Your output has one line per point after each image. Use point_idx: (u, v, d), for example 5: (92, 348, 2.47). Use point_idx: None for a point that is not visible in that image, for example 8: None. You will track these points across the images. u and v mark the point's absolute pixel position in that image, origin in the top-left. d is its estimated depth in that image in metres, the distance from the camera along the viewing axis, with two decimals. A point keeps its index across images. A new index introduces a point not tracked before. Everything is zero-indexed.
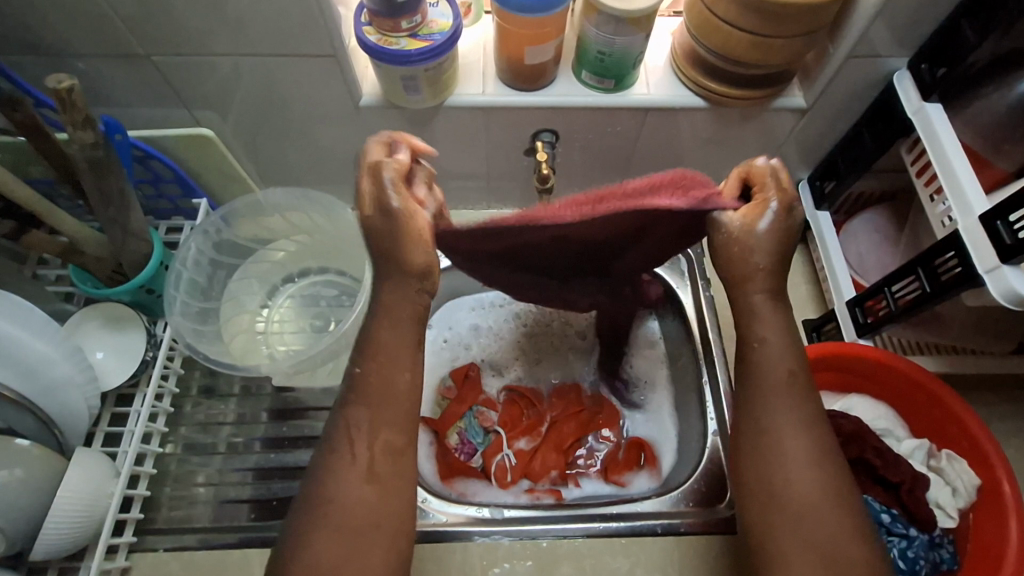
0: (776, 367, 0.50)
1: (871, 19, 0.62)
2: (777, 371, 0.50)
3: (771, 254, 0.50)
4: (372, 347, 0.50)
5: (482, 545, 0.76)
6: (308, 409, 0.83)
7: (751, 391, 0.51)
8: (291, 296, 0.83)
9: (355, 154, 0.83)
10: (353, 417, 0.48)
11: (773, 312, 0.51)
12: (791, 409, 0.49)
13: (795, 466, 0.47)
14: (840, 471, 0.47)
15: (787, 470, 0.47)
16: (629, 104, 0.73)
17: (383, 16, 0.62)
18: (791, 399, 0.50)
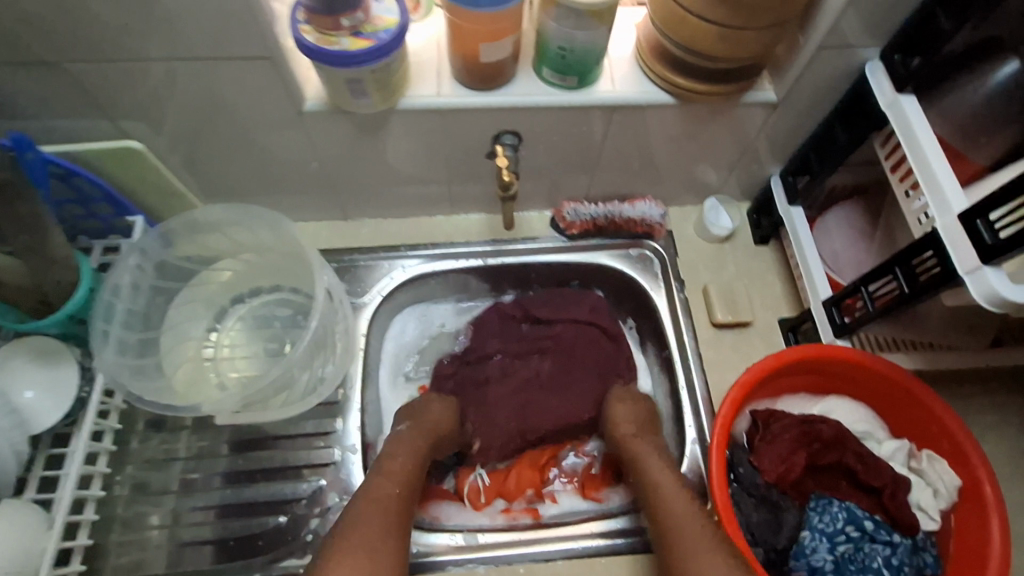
0: (666, 483, 0.68)
1: (842, 8, 0.59)
2: (669, 490, 0.67)
3: (624, 409, 0.79)
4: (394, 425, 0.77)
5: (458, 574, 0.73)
6: (267, 439, 0.78)
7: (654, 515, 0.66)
8: (241, 319, 0.78)
9: (304, 162, 0.77)
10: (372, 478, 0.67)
11: (646, 449, 0.74)
12: (676, 506, 0.66)
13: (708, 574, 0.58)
14: (734, 570, 0.57)
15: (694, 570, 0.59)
16: (594, 102, 0.69)
17: (321, 13, 0.56)
18: (688, 509, 0.64)
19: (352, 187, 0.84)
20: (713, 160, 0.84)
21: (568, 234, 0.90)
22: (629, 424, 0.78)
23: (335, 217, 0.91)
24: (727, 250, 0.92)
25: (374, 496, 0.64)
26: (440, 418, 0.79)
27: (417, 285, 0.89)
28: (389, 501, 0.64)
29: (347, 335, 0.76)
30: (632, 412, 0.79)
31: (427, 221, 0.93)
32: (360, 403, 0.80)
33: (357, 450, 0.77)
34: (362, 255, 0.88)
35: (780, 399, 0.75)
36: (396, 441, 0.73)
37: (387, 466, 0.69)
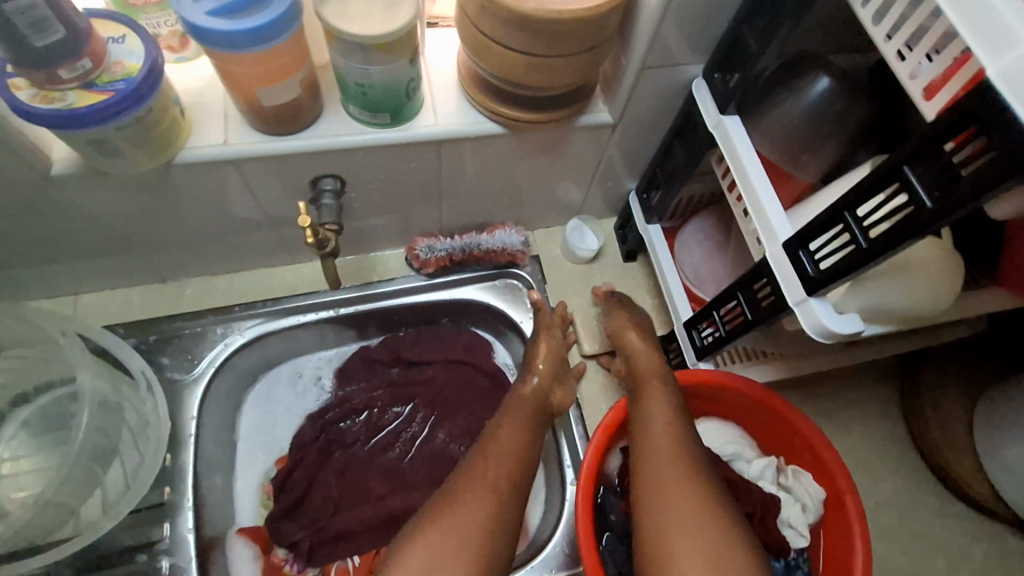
0: (659, 408, 0.63)
1: (658, 20, 0.54)
2: (657, 424, 0.62)
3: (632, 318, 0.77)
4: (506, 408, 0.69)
5: None
6: (80, 562, 0.64)
7: (642, 448, 0.60)
8: (26, 423, 0.65)
9: (83, 226, 0.64)
10: (452, 480, 0.60)
11: (650, 367, 0.69)
12: (658, 429, 0.61)
13: (689, 510, 0.53)
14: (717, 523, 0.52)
15: (665, 501, 0.55)
16: (415, 138, 0.62)
17: (29, 67, 0.45)
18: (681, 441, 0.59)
19: (162, 247, 0.72)
20: (566, 181, 0.80)
21: (424, 273, 0.83)
22: (651, 362, 0.70)
23: (153, 280, 0.78)
24: (596, 270, 0.88)
25: (469, 503, 0.57)
26: (549, 359, 0.76)
27: (262, 346, 0.79)
28: (494, 470, 0.60)
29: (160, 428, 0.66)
30: (632, 323, 0.76)
31: (268, 272, 0.83)
32: (194, 498, 0.68)
33: (192, 556, 0.66)
34: (186, 321, 0.76)
35: None
36: (491, 431, 0.66)
37: (492, 440, 0.64)
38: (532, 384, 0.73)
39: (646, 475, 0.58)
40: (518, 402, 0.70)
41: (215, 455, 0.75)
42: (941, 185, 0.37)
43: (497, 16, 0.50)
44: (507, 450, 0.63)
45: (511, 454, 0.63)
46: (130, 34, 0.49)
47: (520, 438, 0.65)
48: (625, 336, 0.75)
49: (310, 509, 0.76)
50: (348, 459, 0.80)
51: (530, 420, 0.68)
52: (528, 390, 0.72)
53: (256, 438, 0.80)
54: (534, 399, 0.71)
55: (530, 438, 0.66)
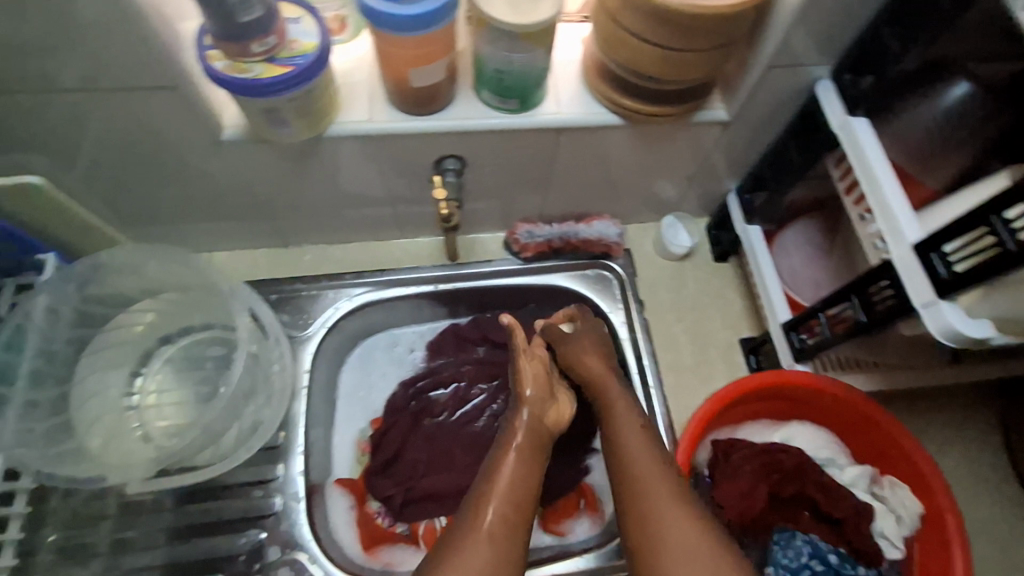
0: (623, 416, 0.63)
1: (789, 26, 0.56)
2: (626, 440, 0.60)
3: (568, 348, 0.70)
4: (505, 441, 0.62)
5: None
6: (205, 490, 0.72)
7: (626, 478, 0.57)
8: (169, 360, 0.72)
9: (231, 188, 0.72)
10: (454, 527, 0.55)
11: (607, 388, 0.66)
12: (631, 451, 0.59)
13: (687, 535, 0.51)
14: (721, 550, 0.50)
15: (652, 524, 0.53)
16: (537, 125, 0.65)
17: (227, 40, 0.51)
18: (659, 469, 0.57)
19: (289, 213, 0.79)
20: (668, 178, 0.81)
21: (522, 257, 0.87)
22: (609, 381, 0.67)
23: (275, 245, 0.86)
24: (687, 267, 0.89)
25: (470, 559, 0.51)
26: (537, 382, 0.67)
27: (368, 313, 0.85)
28: (487, 516, 0.55)
29: (283, 378, 0.72)
30: (590, 344, 0.70)
31: (374, 245, 0.88)
32: (303, 445, 0.75)
33: (300, 497, 0.72)
34: (302, 284, 0.82)
35: (743, 425, 0.72)
36: (490, 474, 0.59)
37: (490, 486, 0.57)
38: (524, 417, 0.64)
39: (631, 507, 0.55)
40: (518, 430, 0.63)
41: (320, 411, 0.81)
42: None
43: (639, 9, 0.53)
44: (506, 493, 0.57)
45: (507, 498, 0.56)
46: (305, 16, 0.55)
47: (521, 477, 0.59)
48: (585, 355, 0.69)
49: (402, 469, 0.81)
50: (437, 428, 0.84)
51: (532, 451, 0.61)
52: (519, 426, 0.63)
53: (353, 398, 0.86)
54: (530, 426, 0.63)
55: (533, 473, 0.60)
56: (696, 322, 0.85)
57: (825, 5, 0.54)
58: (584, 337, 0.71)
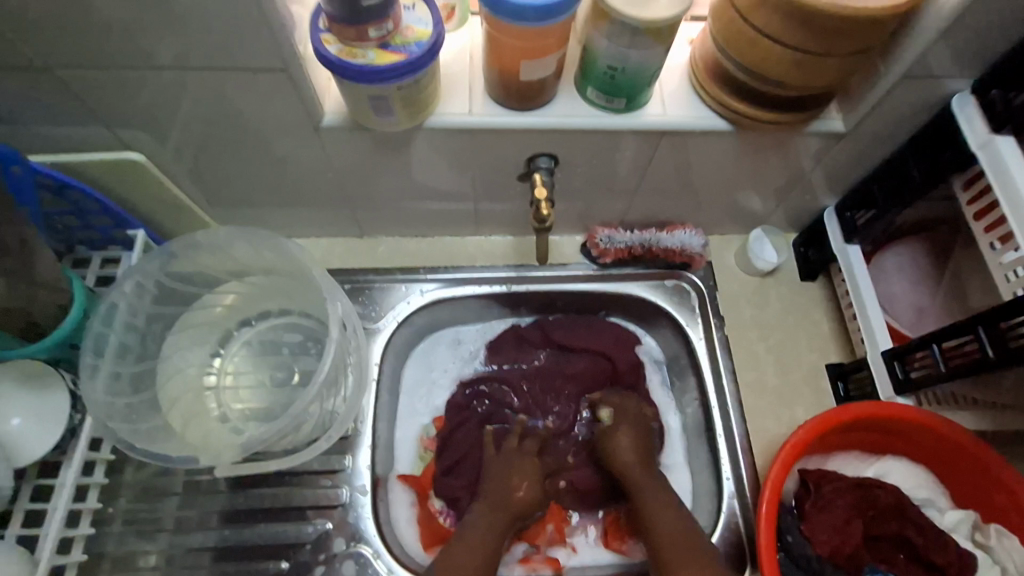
0: (650, 494, 0.70)
1: (938, 32, 0.51)
2: (663, 520, 0.67)
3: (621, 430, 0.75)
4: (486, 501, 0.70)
5: None
6: (271, 475, 0.72)
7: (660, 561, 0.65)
8: (247, 343, 0.72)
9: (320, 176, 0.72)
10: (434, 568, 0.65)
11: (637, 470, 0.72)
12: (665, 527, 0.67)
13: None
14: None
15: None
16: (641, 127, 0.62)
17: (345, 24, 0.50)
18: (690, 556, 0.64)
19: (370, 204, 0.78)
20: (762, 191, 0.77)
21: (600, 262, 0.83)
22: (636, 464, 0.73)
23: (350, 234, 0.85)
24: (771, 284, 0.85)
25: None
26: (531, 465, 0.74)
27: (439, 309, 0.83)
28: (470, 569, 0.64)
29: (359, 370, 0.71)
30: (631, 437, 0.74)
31: (447, 241, 0.87)
32: (371, 438, 0.74)
33: (367, 491, 0.72)
34: (377, 276, 0.82)
35: (834, 456, 0.68)
36: (460, 538, 0.67)
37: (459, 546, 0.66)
38: (518, 496, 0.70)
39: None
40: (496, 502, 0.70)
41: (386, 405, 0.80)
42: None
43: (777, 7, 0.50)
44: (478, 550, 0.66)
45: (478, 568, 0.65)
46: (420, 4, 0.54)
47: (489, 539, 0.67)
48: (619, 447, 0.74)
49: (467, 470, 0.78)
50: (501, 432, 0.80)
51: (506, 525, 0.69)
52: (493, 500, 0.70)
53: (414, 395, 0.84)
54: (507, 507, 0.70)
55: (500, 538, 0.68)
56: (779, 342, 0.81)
57: (980, 12, 0.50)
58: (619, 436, 0.75)
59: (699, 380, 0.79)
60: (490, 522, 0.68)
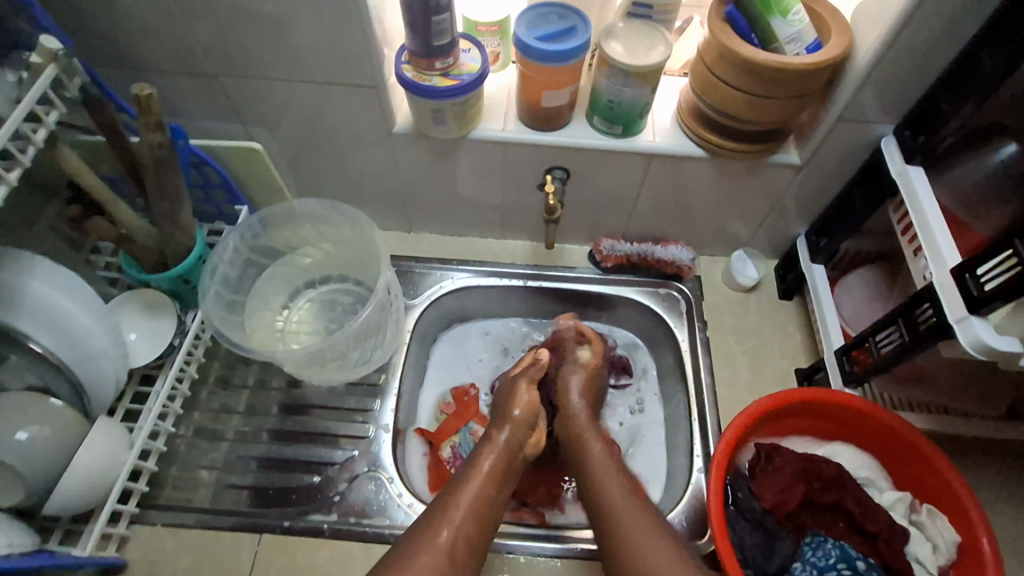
0: (602, 462, 0.73)
1: (859, 84, 0.68)
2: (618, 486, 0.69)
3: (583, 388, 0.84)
4: (484, 450, 0.74)
5: (509, 560, 0.79)
6: (315, 407, 0.88)
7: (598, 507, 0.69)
8: (311, 300, 0.90)
9: (384, 176, 0.92)
10: (431, 509, 0.68)
11: (588, 428, 0.78)
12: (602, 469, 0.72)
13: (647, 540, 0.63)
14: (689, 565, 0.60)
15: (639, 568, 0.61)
16: (635, 149, 0.80)
17: (420, 56, 0.71)
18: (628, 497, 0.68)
19: (420, 205, 0.98)
20: (741, 217, 0.93)
21: (603, 267, 0.99)
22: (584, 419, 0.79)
23: (400, 228, 1.05)
24: (752, 299, 0.98)
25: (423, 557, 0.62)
26: (527, 408, 0.79)
27: (466, 296, 1.00)
28: (457, 531, 0.64)
29: (396, 327, 0.88)
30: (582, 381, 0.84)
31: (478, 242, 1.05)
32: (397, 389, 0.89)
33: (389, 429, 0.86)
34: (419, 263, 1.00)
35: (786, 438, 0.79)
36: (463, 480, 0.70)
37: (456, 493, 0.69)
38: (503, 439, 0.75)
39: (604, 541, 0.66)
40: (495, 449, 0.74)
41: (413, 369, 0.95)
42: (1003, 297, 0.53)
43: (732, 63, 0.68)
44: (471, 501, 0.68)
45: (472, 515, 0.66)
46: (474, 48, 0.75)
47: (485, 492, 0.69)
48: (570, 395, 0.82)
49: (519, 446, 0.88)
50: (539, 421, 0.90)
51: (501, 475, 0.72)
52: (496, 449, 0.74)
53: (438, 366, 1.00)
54: (507, 451, 0.74)
55: (495, 491, 0.70)
56: (754, 347, 0.94)
57: (889, 71, 0.66)
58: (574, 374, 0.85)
59: (682, 372, 0.92)
60: (487, 466, 0.72)
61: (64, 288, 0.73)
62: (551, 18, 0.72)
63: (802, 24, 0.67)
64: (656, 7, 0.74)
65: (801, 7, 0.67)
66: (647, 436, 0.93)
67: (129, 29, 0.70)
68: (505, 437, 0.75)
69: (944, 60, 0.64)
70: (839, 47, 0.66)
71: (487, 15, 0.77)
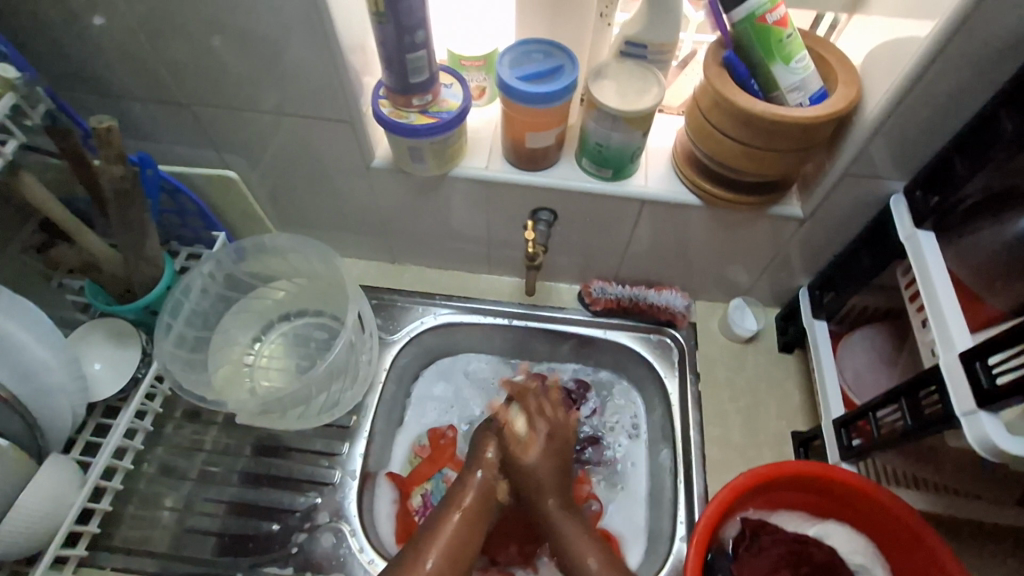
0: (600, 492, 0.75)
1: (867, 139, 0.63)
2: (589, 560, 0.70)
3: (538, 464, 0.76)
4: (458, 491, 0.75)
5: None
6: (282, 448, 0.84)
7: None
8: (284, 334, 0.86)
9: (366, 208, 0.89)
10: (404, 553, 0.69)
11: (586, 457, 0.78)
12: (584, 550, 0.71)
13: None
14: None
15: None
16: (625, 194, 0.76)
17: (397, 92, 0.67)
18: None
19: (404, 238, 0.94)
20: (740, 265, 0.87)
21: (591, 309, 0.94)
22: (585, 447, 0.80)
23: (384, 259, 1.01)
24: (749, 351, 0.92)
25: None
26: (501, 450, 0.78)
27: (448, 334, 0.95)
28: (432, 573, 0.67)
29: (368, 368, 0.84)
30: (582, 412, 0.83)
31: (464, 276, 1.01)
32: (369, 431, 0.85)
33: (356, 476, 0.82)
34: (400, 297, 0.95)
35: (777, 511, 0.73)
36: (433, 530, 0.70)
37: (431, 538, 0.69)
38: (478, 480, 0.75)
39: None
40: (472, 486, 0.75)
41: (388, 409, 0.91)
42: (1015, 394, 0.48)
43: (727, 111, 0.63)
44: (444, 543, 0.69)
45: (446, 555, 0.69)
46: (456, 83, 0.71)
47: (458, 536, 0.70)
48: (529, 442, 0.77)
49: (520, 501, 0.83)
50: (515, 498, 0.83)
51: (475, 518, 0.73)
52: (472, 489, 0.75)
53: (416, 405, 0.95)
54: (483, 490, 0.75)
55: (470, 535, 0.71)
56: (749, 405, 0.88)
57: (900, 125, 0.61)
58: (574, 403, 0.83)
59: (670, 428, 0.86)
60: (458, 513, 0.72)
61: (20, 320, 0.71)
62: (536, 56, 0.68)
63: (807, 72, 0.62)
64: (652, 47, 0.69)
65: (805, 53, 0.62)
66: (630, 493, 0.88)
67: (98, 56, 0.67)
68: (480, 477, 0.75)
69: (960, 118, 0.59)
70: (846, 98, 0.61)
71: (472, 49, 0.74)
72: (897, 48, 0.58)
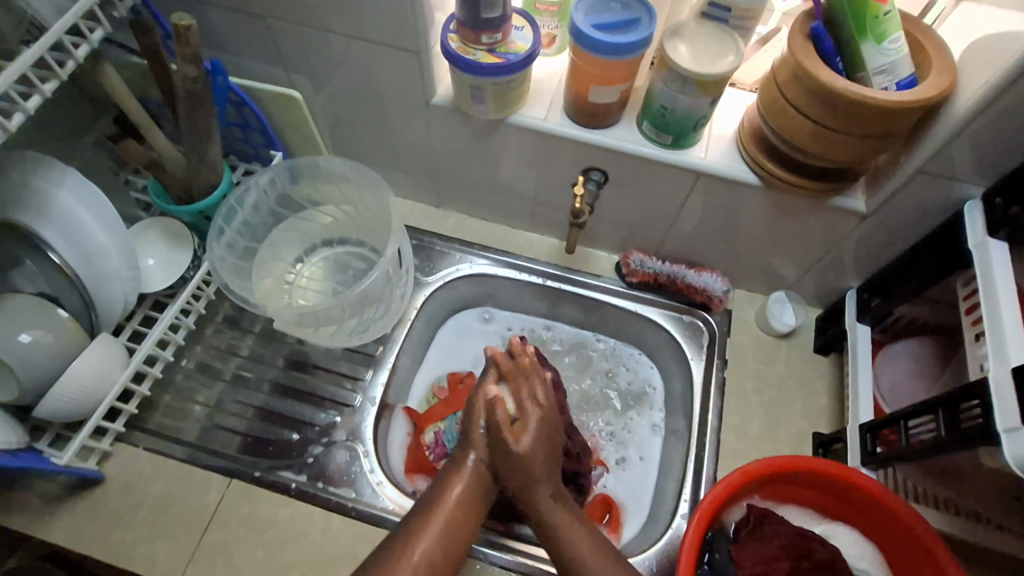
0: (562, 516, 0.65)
1: (950, 137, 0.59)
2: (561, 518, 0.65)
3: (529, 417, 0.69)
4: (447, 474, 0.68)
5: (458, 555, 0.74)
6: (309, 365, 0.88)
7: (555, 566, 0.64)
8: (325, 259, 0.89)
9: (419, 147, 0.89)
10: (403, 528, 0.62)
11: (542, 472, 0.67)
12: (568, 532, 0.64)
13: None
14: None
15: None
16: (682, 164, 0.73)
17: (468, 27, 0.67)
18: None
19: (451, 183, 0.95)
20: (788, 259, 0.85)
21: (627, 280, 0.92)
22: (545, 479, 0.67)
23: (428, 202, 1.02)
24: (781, 346, 0.90)
25: None
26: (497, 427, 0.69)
27: (482, 284, 0.96)
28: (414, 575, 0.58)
29: (401, 302, 0.86)
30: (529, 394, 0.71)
31: (505, 230, 1.01)
32: (392, 363, 0.88)
33: (375, 403, 0.85)
34: (440, 241, 0.96)
35: (784, 503, 0.73)
36: (434, 501, 0.65)
37: (418, 527, 0.62)
38: (467, 465, 0.68)
39: None
40: (463, 476, 0.67)
41: (413, 347, 0.93)
42: None
43: (807, 87, 0.60)
44: (435, 531, 0.62)
45: (438, 544, 0.61)
46: (527, 27, 0.70)
47: (462, 515, 0.64)
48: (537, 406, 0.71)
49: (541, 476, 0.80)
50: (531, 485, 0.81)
51: (474, 505, 0.66)
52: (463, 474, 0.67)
53: (441, 348, 0.98)
54: (476, 476, 0.67)
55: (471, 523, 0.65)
56: (773, 400, 0.86)
57: (991, 124, 0.56)
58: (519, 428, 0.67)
59: (687, 410, 0.85)
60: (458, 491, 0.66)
61: (87, 204, 0.74)
62: (614, 6, 0.66)
63: (898, 55, 0.58)
64: (736, 11, 0.67)
65: (901, 35, 0.58)
66: (636, 464, 0.88)
67: None
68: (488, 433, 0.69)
69: None
70: (936, 86, 0.57)
71: None
72: (1001, 40, 0.54)
